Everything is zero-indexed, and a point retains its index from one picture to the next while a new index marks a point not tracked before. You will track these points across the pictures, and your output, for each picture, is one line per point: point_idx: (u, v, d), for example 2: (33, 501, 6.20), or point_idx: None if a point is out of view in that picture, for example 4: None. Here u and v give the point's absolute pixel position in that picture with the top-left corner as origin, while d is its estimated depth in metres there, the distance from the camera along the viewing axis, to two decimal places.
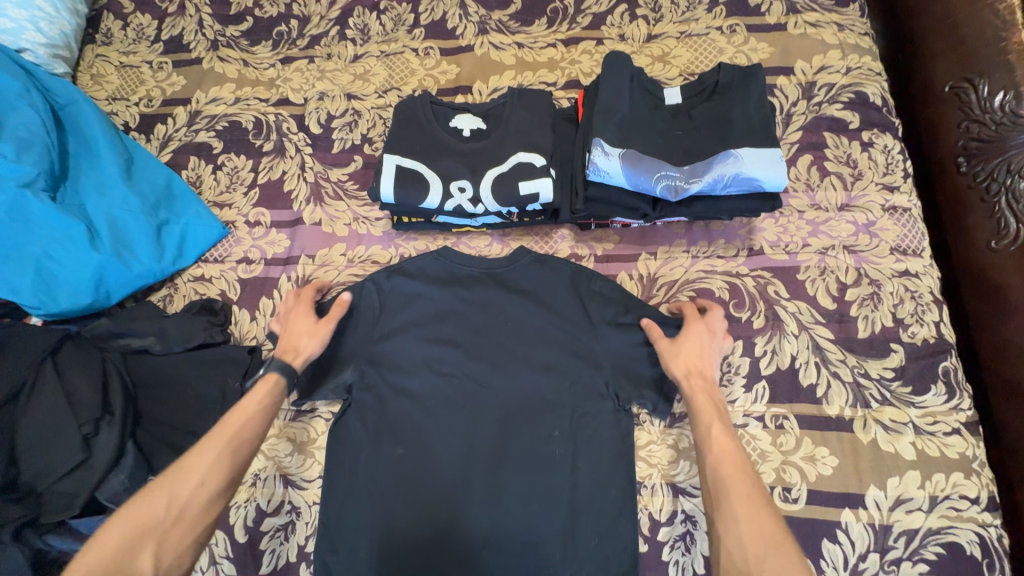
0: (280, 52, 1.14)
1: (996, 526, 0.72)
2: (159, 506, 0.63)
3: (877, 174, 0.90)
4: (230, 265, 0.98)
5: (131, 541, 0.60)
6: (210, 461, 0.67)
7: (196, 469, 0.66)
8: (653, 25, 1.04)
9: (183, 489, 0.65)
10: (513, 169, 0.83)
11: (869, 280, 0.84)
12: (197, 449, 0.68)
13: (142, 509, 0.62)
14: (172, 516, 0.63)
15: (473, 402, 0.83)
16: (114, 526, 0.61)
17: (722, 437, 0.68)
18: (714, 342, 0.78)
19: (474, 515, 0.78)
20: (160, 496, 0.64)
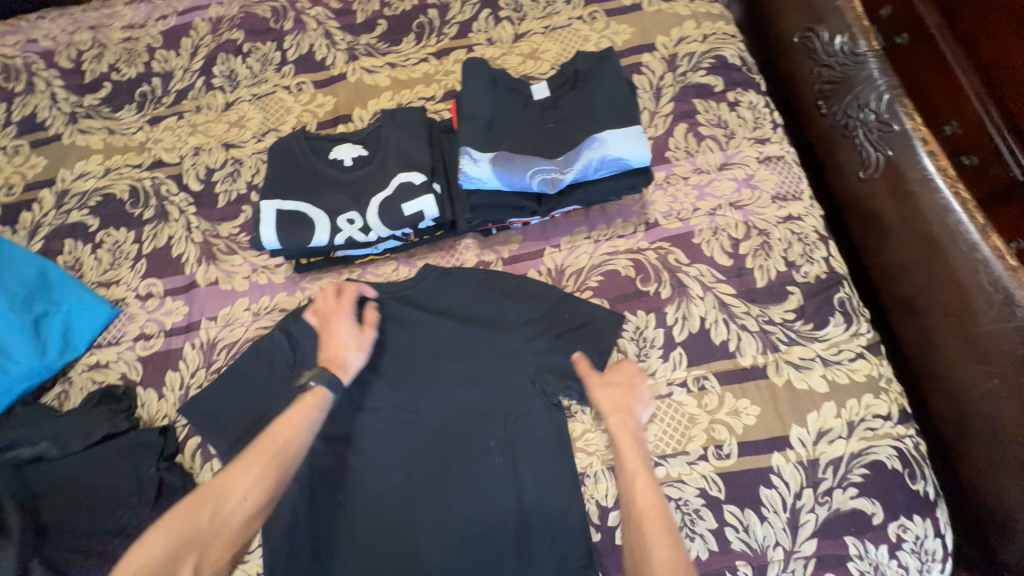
0: (146, 113, 1.08)
1: (910, 436, 0.77)
2: (204, 520, 0.66)
3: (747, 130, 0.94)
4: (127, 345, 0.91)
5: (177, 550, 0.62)
6: (250, 478, 0.69)
7: (239, 484, 0.69)
8: (518, 24, 1.06)
9: (226, 503, 0.67)
10: (395, 191, 0.81)
11: (758, 231, 0.87)
12: (240, 465, 0.70)
13: (188, 521, 0.65)
14: (214, 527, 0.66)
15: (406, 432, 0.81)
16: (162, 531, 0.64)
17: (646, 484, 0.69)
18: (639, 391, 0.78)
19: (426, 547, 0.76)
20: (204, 508, 0.66)
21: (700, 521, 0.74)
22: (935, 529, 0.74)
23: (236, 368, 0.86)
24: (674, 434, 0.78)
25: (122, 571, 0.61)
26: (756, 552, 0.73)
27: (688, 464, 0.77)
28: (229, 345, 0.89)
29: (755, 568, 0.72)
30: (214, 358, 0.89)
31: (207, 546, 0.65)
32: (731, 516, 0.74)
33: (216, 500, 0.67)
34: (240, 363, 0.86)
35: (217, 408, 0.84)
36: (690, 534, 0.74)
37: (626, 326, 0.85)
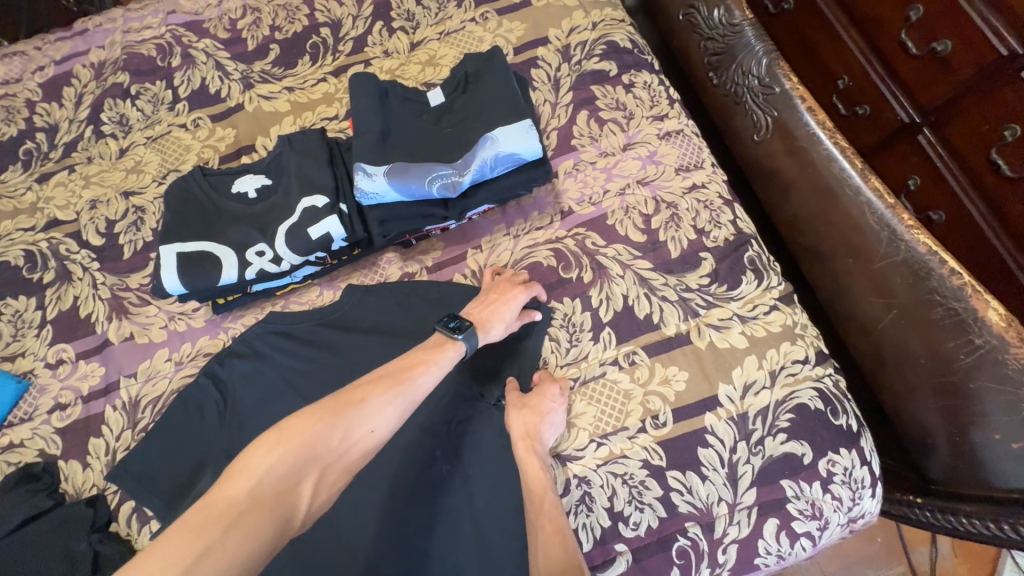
0: (34, 171, 1.02)
1: (828, 375, 0.82)
2: (334, 438, 0.62)
3: (645, 109, 0.97)
4: (42, 418, 0.86)
5: (301, 466, 0.58)
6: (389, 409, 0.66)
7: (371, 412, 0.64)
8: (413, 33, 1.06)
9: (356, 431, 0.63)
10: (300, 217, 0.80)
11: (666, 204, 0.91)
12: (379, 391, 0.66)
13: (319, 438, 0.60)
14: (340, 452, 0.62)
15: None
16: (285, 441, 0.59)
17: (552, 515, 0.69)
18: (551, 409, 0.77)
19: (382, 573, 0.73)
20: (336, 429, 0.62)
21: (647, 491, 0.77)
22: (861, 457, 0.79)
23: (164, 422, 0.82)
24: (613, 412, 0.80)
25: (242, 470, 0.56)
26: (702, 511, 0.76)
27: (629, 438, 0.79)
28: (154, 399, 0.86)
29: (703, 526, 0.76)
30: (139, 416, 0.85)
31: (327, 466, 0.61)
32: (674, 481, 0.77)
33: (359, 419, 0.63)
34: (169, 417, 0.83)
35: (148, 468, 0.81)
36: (639, 505, 0.76)
37: (555, 315, 0.86)
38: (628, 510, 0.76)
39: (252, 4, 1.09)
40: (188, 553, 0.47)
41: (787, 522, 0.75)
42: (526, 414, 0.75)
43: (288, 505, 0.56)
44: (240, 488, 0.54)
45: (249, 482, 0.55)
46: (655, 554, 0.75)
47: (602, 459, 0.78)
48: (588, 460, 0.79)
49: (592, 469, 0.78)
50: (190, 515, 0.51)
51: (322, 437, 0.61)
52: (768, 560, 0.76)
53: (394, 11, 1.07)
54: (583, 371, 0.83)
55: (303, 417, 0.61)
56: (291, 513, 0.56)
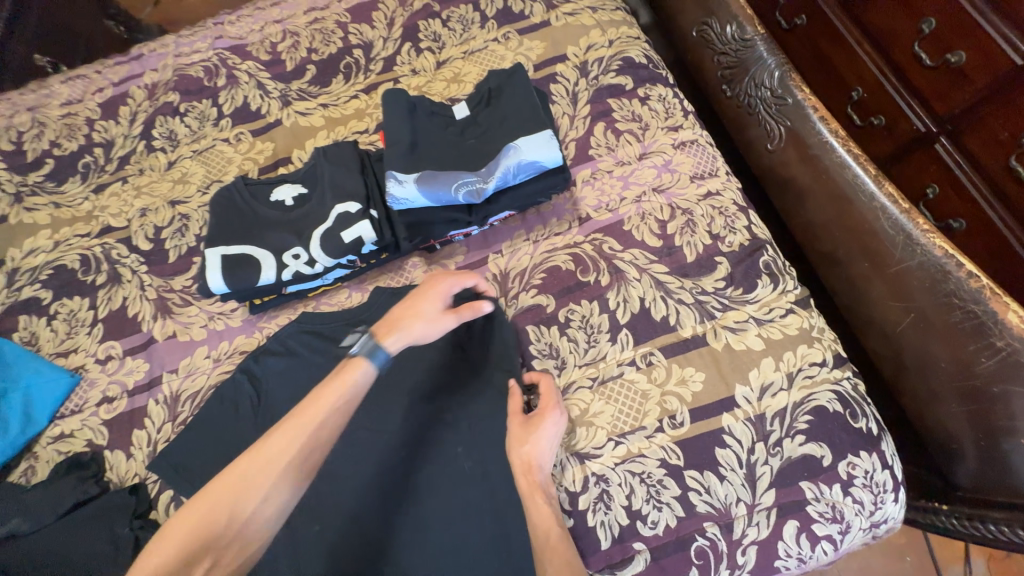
0: (91, 182, 1.11)
1: (846, 379, 0.82)
2: (224, 519, 0.60)
3: (660, 121, 1.01)
4: (90, 410, 0.91)
5: (192, 552, 0.58)
6: (280, 469, 0.63)
7: (261, 478, 0.62)
8: (439, 53, 1.13)
9: (248, 502, 0.62)
10: (334, 222, 0.85)
11: (681, 210, 0.93)
12: (269, 451, 0.64)
13: (206, 519, 0.60)
14: (235, 527, 0.61)
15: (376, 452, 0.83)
16: (175, 530, 0.59)
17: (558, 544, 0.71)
18: (550, 437, 0.78)
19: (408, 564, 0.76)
20: (222, 505, 0.61)
21: (665, 490, 0.78)
22: (882, 461, 0.78)
23: (202, 414, 0.87)
24: (630, 412, 0.82)
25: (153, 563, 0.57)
26: (721, 511, 0.76)
27: (647, 438, 0.80)
28: (193, 394, 0.91)
29: (722, 526, 0.76)
30: (179, 410, 0.90)
31: (225, 549, 0.60)
32: (692, 480, 0.78)
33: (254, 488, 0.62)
34: (207, 410, 0.88)
35: (186, 458, 0.85)
36: (657, 504, 0.77)
37: (573, 316, 0.89)
38: (646, 508, 0.77)
39: (291, 29, 1.18)
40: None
41: (807, 525, 0.75)
42: (523, 445, 0.77)
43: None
44: None
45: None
46: (673, 553, 0.76)
47: (620, 458, 0.80)
48: (606, 459, 0.80)
49: (611, 467, 0.80)
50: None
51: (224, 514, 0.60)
52: (788, 563, 0.76)
53: (421, 33, 1.14)
54: (601, 371, 0.85)
55: (200, 501, 0.61)
56: None
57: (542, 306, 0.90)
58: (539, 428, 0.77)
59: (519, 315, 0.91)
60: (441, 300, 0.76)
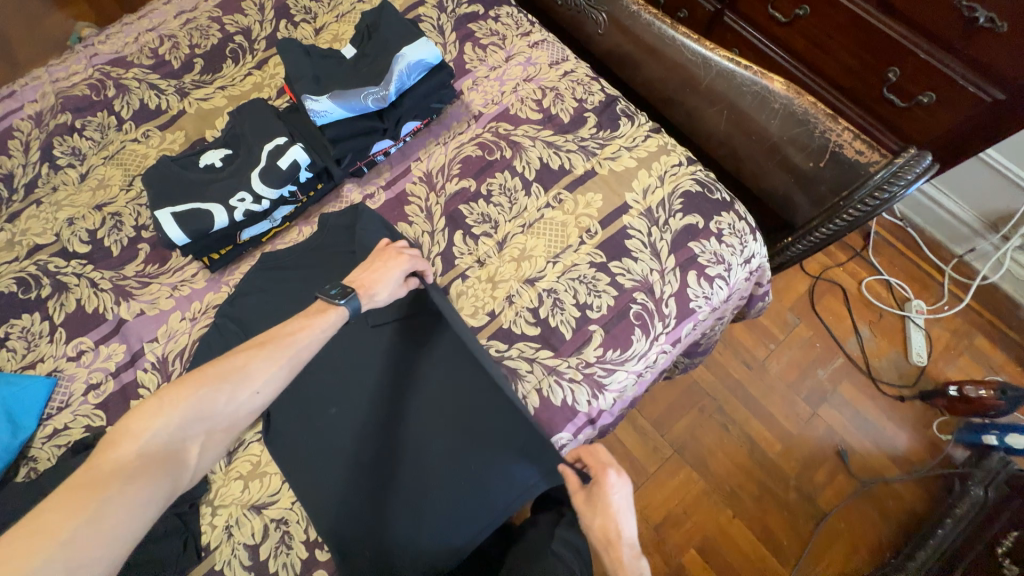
0: (2, 214, 1.11)
1: (699, 168, 1.10)
2: (217, 403, 0.68)
3: (514, 31, 1.24)
4: (79, 400, 0.95)
5: (184, 427, 0.65)
6: (275, 368, 0.72)
7: (259, 371, 0.71)
8: (314, 22, 1.27)
9: (241, 392, 0.69)
10: (268, 158, 0.98)
11: (549, 88, 1.17)
12: (263, 355, 0.72)
13: (201, 402, 0.67)
14: (226, 411, 0.68)
15: (360, 341, 0.98)
16: (169, 404, 0.65)
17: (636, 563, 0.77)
18: (614, 492, 0.82)
19: (403, 418, 0.91)
20: (219, 394, 0.68)
21: (599, 282, 0.99)
22: (738, 215, 1.07)
23: (196, 360, 0.95)
24: (557, 238, 1.03)
25: (123, 438, 0.62)
26: (642, 281, 1.00)
27: (575, 250, 1.02)
28: (180, 352, 0.98)
29: (646, 292, 0.99)
30: (170, 369, 0.96)
31: (210, 426, 0.67)
32: (617, 267, 1.00)
33: (239, 384, 0.69)
34: (200, 355, 0.95)
35: None
36: (597, 293, 0.99)
37: (493, 187, 1.09)
38: (590, 298, 0.98)
39: (166, 33, 1.27)
40: (72, 521, 0.54)
41: (701, 270, 1.01)
42: (599, 514, 0.80)
43: (177, 463, 0.64)
44: (127, 451, 0.61)
45: (136, 444, 0.62)
46: (618, 323, 0.97)
47: (560, 271, 1.01)
48: (550, 276, 1.00)
49: (556, 280, 1.00)
50: (75, 481, 0.58)
51: (207, 405, 0.67)
52: (700, 302, 1.01)
53: (293, 10, 1.29)
54: (527, 218, 1.06)
55: (180, 387, 0.66)
56: (173, 472, 0.63)
57: (466, 188, 1.09)
58: (602, 489, 0.81)
59: (450, 200, 1.09)
60: (405, 273, 0.91)
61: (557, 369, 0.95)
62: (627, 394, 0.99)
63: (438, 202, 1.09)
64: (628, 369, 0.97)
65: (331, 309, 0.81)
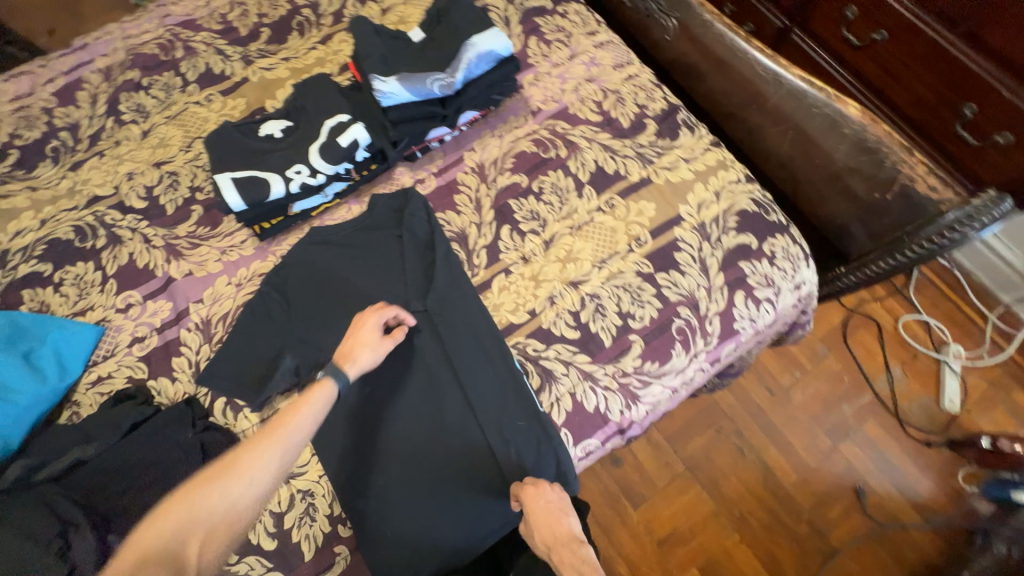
0: (66, 163, 1.15)
1: (756, 188, 1.07)
2: (211, 502, 0.68)
3: (580, 29, 1.23)
4: (123, 352, 0.97)
5: (183, 529, 0.66)
6: (268, 461, 0.73)
7: (251, 466, 0.72)
8: (382, 2, 1.28)
9: (234, 488, 0.70)
10: (329, 134, 0.99)
11: (611, 91, 1.16)
12: (253, 448, 0.73)
13: (196, 503, 0.68)
14: (226, 507, 0.69)
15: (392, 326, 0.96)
16: (170, 508, 0.67)
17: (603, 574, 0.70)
18: (550, 508, 0.78)
19: (422, 413, 0.91)
20: (213, 493, 0.69)
21: (644, 292, 0.98)
22: (793, 239, 1.04)
23: (239, 325, 0.96)
24: (605, 244, 1.02)
25: (134, 545, 0.64)
26: (688, 296, 0.97)
27: (622, 259, 1.01)
28: (224, 315, 0.99)
29: (691, 307, 0.97)
30: (213, 332, 0.98)
31: (211, 527, 0.68)
32: (663, 279, 0.98)
33: (231, 480, 0.70)
34: (244, 320, 0.97)
35: (233, 364, 0.94)
36: (641, 303, 0.97)
37: (545, 185, 1.08)
38: (633, 308, 0.97)
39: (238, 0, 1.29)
40: None
41: (749, 292, 0.99)
42: (541, 531, 0.76)
43: (181, 562, 0.64)
44: (133, 555, 0.63)
45: (140, 549, 0.64)
46: (659, 336, 0.96)
47: (605, 277, 1.00)
48: (595, 281, 0.99)
49: (600, 286, 0.99)
50: None
51: (202, 503, 0.68)
52: (744, 324, 0.98)
53: None
54: (577, 220, 1.04)
55: (180, 493, 0.69)
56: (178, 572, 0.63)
57: (518, 183, 1.09)
58: (531, 509, 0.78)
59: (500, 193, 1.08)
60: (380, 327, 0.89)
61: (593, 375, 0.93)
62: (659, 408, 0.98)
63: (488, 195, 1.08)
64: (664, 383, 0.95)
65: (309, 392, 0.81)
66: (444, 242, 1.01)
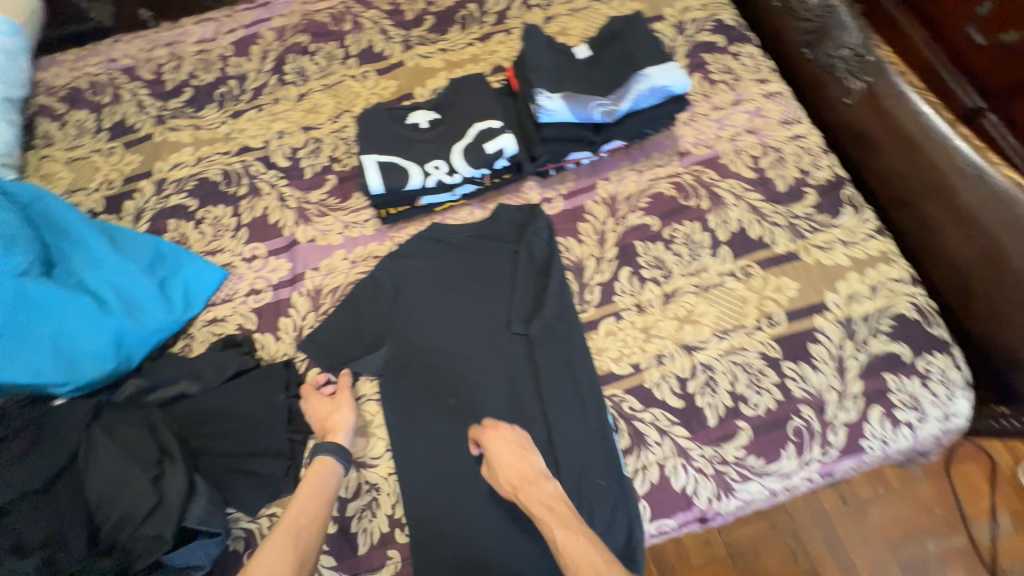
0: (228, 109, 1.23)
1: (921, 292, 0.93)
2: None
3: (750, 74, 1.14)
4: (240, 299, 1.03)
5: None
6: (283, 556, 0.72)
7: (264, 563, 0.71)
8: (546, 10, 1.26)
9: None
10: (476, 137, 0.98)
11: (772, 149, 1.06)
12: (262, 549, 0.73)
13: None
14: None
15: (489, 341, 0.94)
16: None
17: (576, 546, 0.71)
18: (505, 457, 0.80)
19: None
20: None
21: (765, 377, 0.88)
22: (954, 362, 0.89)
23: (348, 301, 0.99)
24: (731, 314, 0.93)
25: None
26: (815, 396, 0.87)
27: (747, 335, 0.92)
28: (334, 289, 1.02)
29: (815, 409, 0.86)
30: (321, 302, 1.01)
31: None
32: (789, 370, 0.88)
33: None
34: (352, 299, 0.99)
35: (333, 338, 0.96)
36: (758, 389, 0.88)
37: (677, 234, 1.01)
38: (749, 392, 0.88)
39: None
40: None
41: (889, 409, 0.86)
42: (504, 474, 0.79)
43: None
44: None
45: None
46: (772, 431, 0.86)
47: (724, 350, 0.91)
48: (712, 350, 0.91)
49: (716, 358, 0.90)
50: None
51: None
52: (873, 443, 0.86)
53: None
54: (704, 280, 0.97)
55: None
56: None
57: (648, 225, 1.02)
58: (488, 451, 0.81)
59: (628, 232, 1.02)
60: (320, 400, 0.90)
61: (688, 453, 0.85)
62: (750, 506, 0.88)
63: (615, 230, 1.03)
64: (765, 484, 0.85)
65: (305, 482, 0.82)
66: (560, 269, 0.97)
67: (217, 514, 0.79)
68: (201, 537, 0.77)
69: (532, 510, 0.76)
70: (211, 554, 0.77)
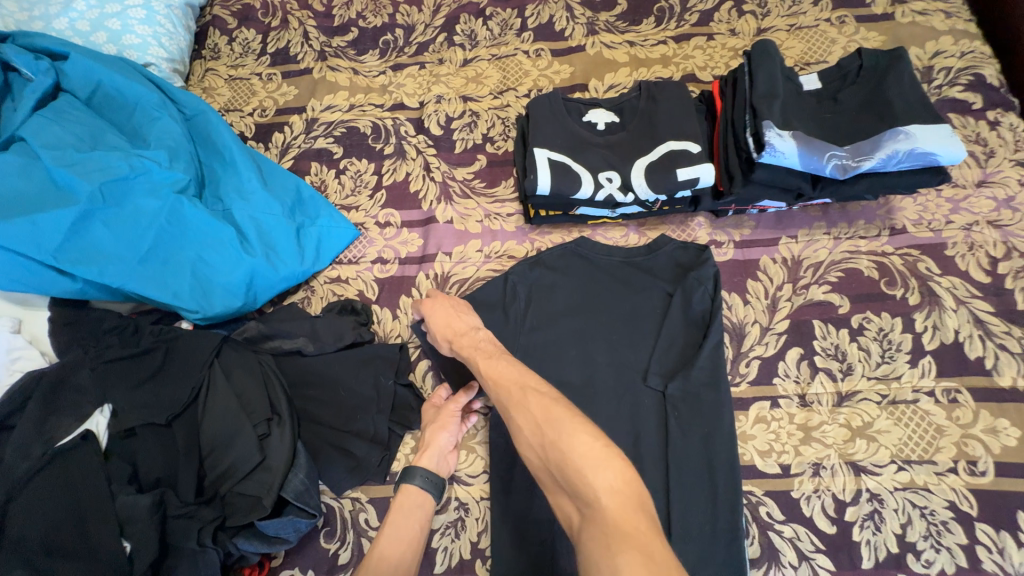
0: (389, 59, 1.17)
1: None
2: None
3: (1009, 151, 0.92)
4: (366, 265, 0.98)
5: None
6: None
7: None
8: (761, 19, 1.08)
9: None
10: (666, 157, 0.86)
11: (1020, 253, 0.85)
12: None
13: None
14: None
15: (618, 388, 0.82)
16: None
17: (498, 372, 0.68)
18: (434, 309, 0.79)
19: None
20: None
21: (949, 534, 0.72)
22: None
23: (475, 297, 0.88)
24: (919, 442, 0.77)
25: None
26: None
27: (936, 474, 0.75)
28: (462, 280, 0.94)
29: None
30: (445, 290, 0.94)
31: None
32: (984, 535, 0.71)
33: None
34: (476, 294, 0.88)
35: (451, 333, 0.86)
36: (937, 545, 0.71)
37: (869, 325, 0.84)
38: (923, 544, 0.72)
39: None
40: None
41: None
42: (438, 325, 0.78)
43: None
44: None
45: None
46: None
47: (901, 484, 0.75)
48: (885, 479, 0.75)
49: (888, 490, 0.75)
50: None
51: None
52: None
53: None
54: (892, 391, 0.80)
55: None
56: None
57: (834, 304, 0.86)
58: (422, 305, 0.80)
59: (806, 306, 0.86)
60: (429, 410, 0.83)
61: None
62: None
63: (790, 300, 0.87)
64: None
65: (393, 513, 0.74)
66: (721, 330, 0.83)
67: (312, 492, 0.76)
68: (292, 511, 0.74)
69: (463, 353, 0.74)
70: (298, 531, 0.74)
